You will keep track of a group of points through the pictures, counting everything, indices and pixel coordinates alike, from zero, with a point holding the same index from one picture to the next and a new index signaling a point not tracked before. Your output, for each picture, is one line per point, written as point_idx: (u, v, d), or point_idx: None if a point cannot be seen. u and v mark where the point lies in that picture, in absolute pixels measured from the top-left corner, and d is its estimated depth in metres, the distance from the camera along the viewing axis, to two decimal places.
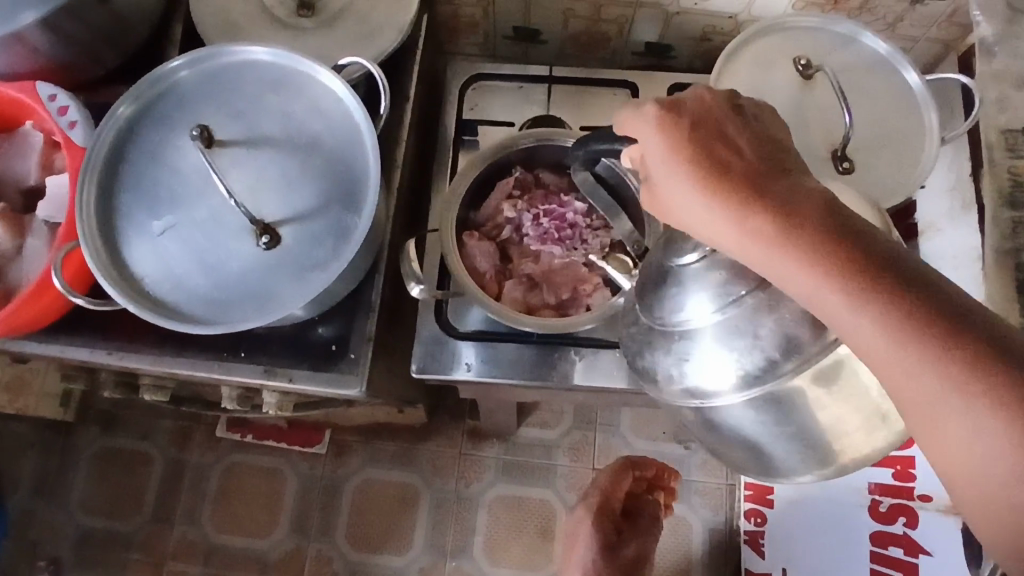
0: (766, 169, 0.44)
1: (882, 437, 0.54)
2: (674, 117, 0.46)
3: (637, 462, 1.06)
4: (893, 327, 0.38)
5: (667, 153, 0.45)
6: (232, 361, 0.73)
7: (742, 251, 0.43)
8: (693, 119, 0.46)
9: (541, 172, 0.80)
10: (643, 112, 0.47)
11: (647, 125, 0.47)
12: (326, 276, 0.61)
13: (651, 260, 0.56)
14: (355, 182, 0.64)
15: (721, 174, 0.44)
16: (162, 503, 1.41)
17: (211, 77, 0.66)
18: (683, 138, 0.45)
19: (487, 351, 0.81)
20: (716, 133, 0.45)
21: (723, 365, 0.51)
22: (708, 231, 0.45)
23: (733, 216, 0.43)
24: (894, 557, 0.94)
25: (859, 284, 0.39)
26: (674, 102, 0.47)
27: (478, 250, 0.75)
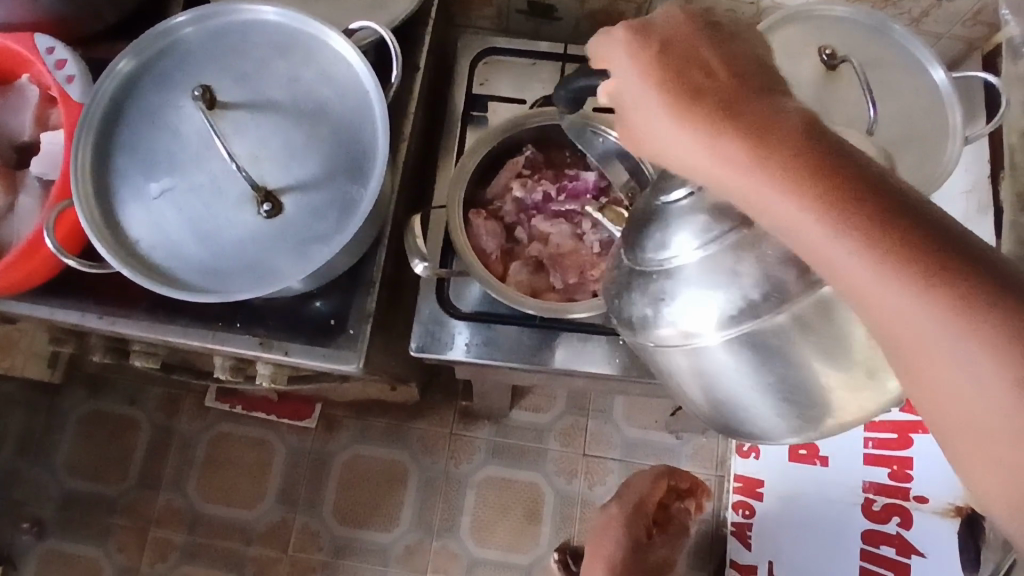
0: (745, 90, 0.43)
1: (868, 396, 0.51)
2: (644, 41, 0.45)
3: (681, 472, 1.11)
4: (875, 258, 0.37)
5: (641, 79, 0.44)
6: (227, 331, 0.72)
7: (722, 179, 0.42)
8: (664, 42, 0.44)
9: (551, 152, 0.78)
10: (615, 37, 0.46)
11: (618, 55, 0.45)
12: (328, 249, 0.59)
13: (638, 205, 0.54)
14: (364, 154, 0.62)
15: (697, 96, 0.43)
16: (148, 469, 1.40)
17: (216, 34, 0.64)
18: (653, 64, 0.44)
19: (486, 332, 0.79)
20: (687, 57, 0.44)
21: (705, 305, 0.49)
22: (686, 159, 0.44)
23: (713, 144, 0.42)
24: (884, 557, 0.93)
25: (837, 214, 0.38)
26: (644, 25, 0.45)
27: (484, 229, 0.73)
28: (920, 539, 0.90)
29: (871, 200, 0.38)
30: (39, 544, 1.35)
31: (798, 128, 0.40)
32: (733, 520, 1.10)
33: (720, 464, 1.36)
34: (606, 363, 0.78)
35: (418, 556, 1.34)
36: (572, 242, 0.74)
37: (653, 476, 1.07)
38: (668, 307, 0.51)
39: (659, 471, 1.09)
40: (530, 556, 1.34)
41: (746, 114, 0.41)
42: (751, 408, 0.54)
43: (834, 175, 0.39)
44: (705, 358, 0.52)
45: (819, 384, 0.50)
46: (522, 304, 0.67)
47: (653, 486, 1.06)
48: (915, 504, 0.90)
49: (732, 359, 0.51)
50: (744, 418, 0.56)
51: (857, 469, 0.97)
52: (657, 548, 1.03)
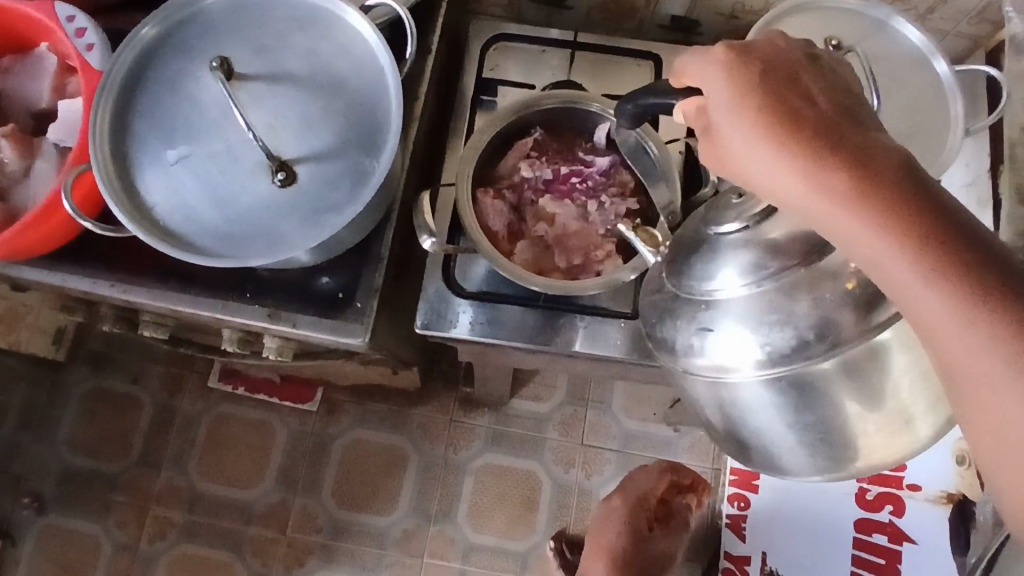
0: (843, 119, 0.42)
1: (903, 441, 0.55)
2: (745, 59, 0.43)
3: (682, 470, 1.11)
4: (964, 306, 0.38)
5: (738, 98, 0.43)
6: (238, 302, 0.73)
7: (809, 206, 0.42)
8: (765, 62, 0.43)
9: (560, 133, 0.78)
10: (711, 54, 0.44)
11: (713, 70, 0.44)
12: (340, 219, 0.60)
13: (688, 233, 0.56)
14: (378, 127, 0.63)
15: (798, 121, 0.42)
16: (149, 447, 1.41)
17: (235, 8, 0.65)
18: (751, 83, 0.43)
19: (490, 312, 0.80)
20: (786, 80, 0.43)
21: (745, 342, 0.51)
22: (772, 182, 0.43)
23: (810, 172, 0.41)
24: (877, 544, 0.95)
25: (931, 257, 0.38)
26: (744, 44, 0.44)
27: (492, 208, 0.74)
28: (915, 529, 0.93)
29: (965, 247, 0.38)
30: (39, 519, 1.37)
31: (897, 166, 0.40)
32: (727, 513, 1.04)
33: (716, 457, 1.38)
34: (608, 344, 0.79)
35: (415, 540, 1.35)
36: (579, 223, 0.74)
37: (656, 470, 1.09)
38: (710, 340, 0.53)
39: (660, 471, 1.10)
40: (526, 544, 1.35)
41: (847, 145, 0.41)
42: (781, 444, 0.57)
43: (931, 219, 0.39)
44: (738, 392, 0.54)
45: (858, 428, 0.53)
46: (533, 283, 0.69)
47: (657, 482, 1.08)
48: (908, 491, 0.94)
49: (770, 396, 0.53)
50: (772, 454, 0.59)
51: None
52: (657, 540, 1.04)
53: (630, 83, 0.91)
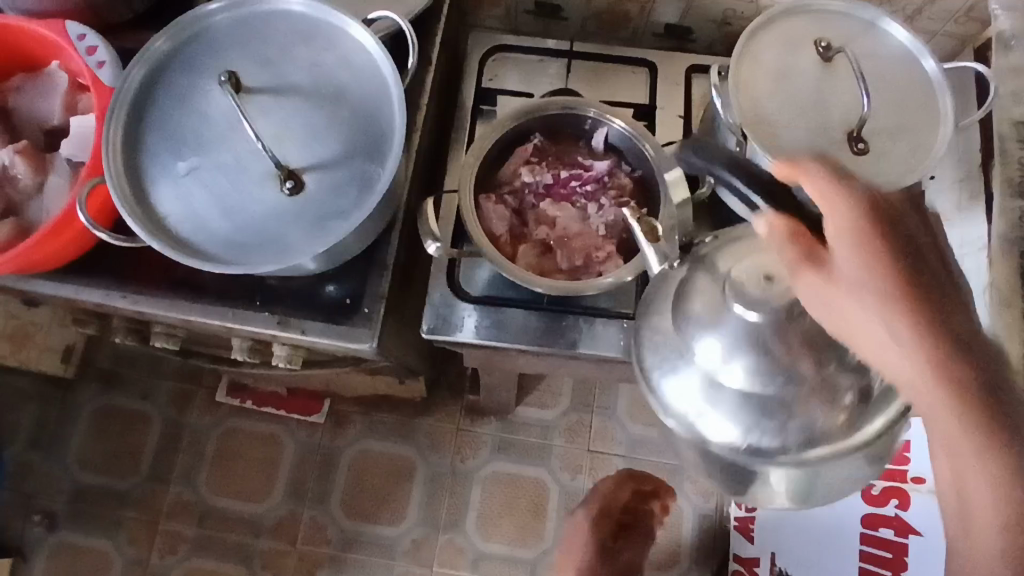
0: (961, 302, 0.42)
1: (846, 484, 0.64)
2: (882, 219, 0.43)
3: (631, 475, 1.12)
4: (1014, 502, 0.41)
5: (871, 258, 0.42)
6: (248, 310, 0.74)
7: (911, 374, 0.42)
8: (896, 225, 0.43)
9: (559, 139, 0.80)
10: (848, 199, 0.43)
11: (849, 220, 0.43)
12: (347, 224, 0.61)
13: (699, 278, 0.57)
14: (382, 134, 0.64)
15: (924, 297, 0.41)
16: (159, 462, 1.43)
17: (241, 24, 0.67)
18: (884, 246, 0.42)
19: (494, 315, 0.82)
20: (914, 247, 0.42)
21: (734, 419, 0.57)
22: (874, 340, 0.43)
23: (923, 350, 0.41)
24: (883, 538, 0.94)
25: (1000, 452, 0.41)
26: (881, 201, 0.43)
27: (494, 213, 0.75)
28: (920, 522, 0.91)
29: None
30: (50, 536, 1.37)
31: (990, 364, 0.42)
32: (737, 515, 1.09)
33: None
34: (610, 344, 0.80)
35: (425, 550, 1.36)
36: (579, 225, 0.76)
37: (611, 482, 1.09)
38: (700, 408, 0.59)
39: (614, 480, 1.09)
40: (536, 551, 1.35)
41: (963, 332, 0.41)
42: (740, 483, 0.66)
43: (1007, 420, 0.41)
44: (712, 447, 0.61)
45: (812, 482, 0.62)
46: (538, 286, 0.70)
47: (611, 490, 1.08)
48: (914, 486, 0.92)
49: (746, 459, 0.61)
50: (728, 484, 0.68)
51: None
52: (624, 551, 1.04)
53: (626, 89, 0.93)
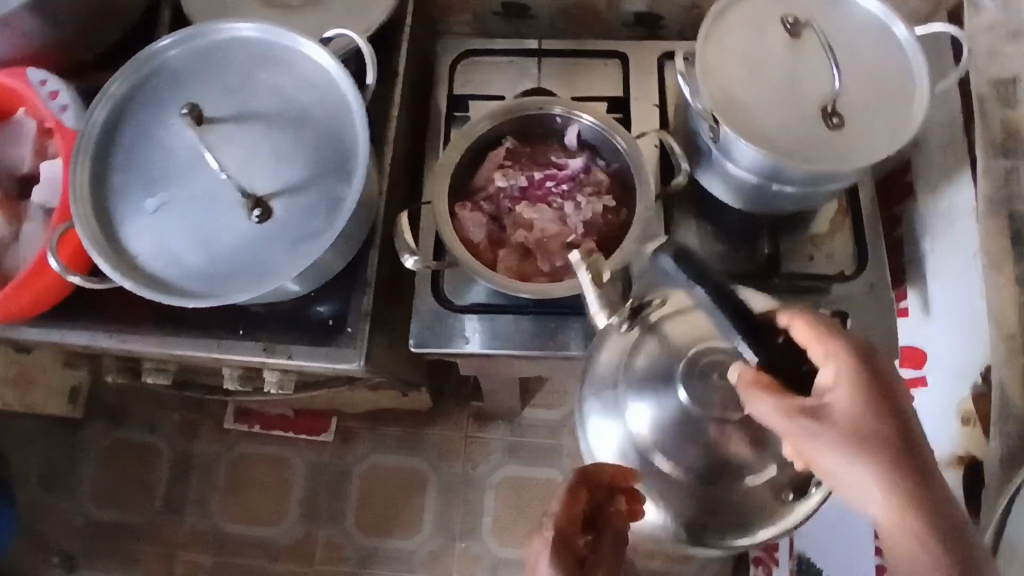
0: (929, 460, 0.47)
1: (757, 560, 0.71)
2: (865, 372, 0.48)
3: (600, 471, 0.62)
4: None
5: (852, 406, 0.47)
6: (232, 339, 0.74)
7: (889, 516, 0.46)
8: (878, 381, 0.48)
9: (531, 140, 0.79)
10: (835, 353, 0.49)
11: (835, 371, 0.48)
12: (318, 246, 0.61)
13: (640, 355, 0.62)
14: (347, 153, 0.64)
15: (898, 450, 0.46)
16: (171, 494, 1.50)
17: (198, 55, 0.67)
18: (863, 397, 0.47)
19: (484, 323, 0.81)
20: (890, 403, 0.48)
21: (665, 488, 0.62)
22: (853, 483, 0.47)
23: (895, 496, 0.46)
24: None
25: None
26: (867, 356, 0.49)
27: (471, 220, 0.74)
28: None
29: None
30: None
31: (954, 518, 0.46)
32: None
33: None
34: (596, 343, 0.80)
35: (441, 560, 1.45)
36: (557, 226, 0.75)
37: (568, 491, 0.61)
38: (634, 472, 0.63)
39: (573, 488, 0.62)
40: None
41: (931, 485, 0.46)
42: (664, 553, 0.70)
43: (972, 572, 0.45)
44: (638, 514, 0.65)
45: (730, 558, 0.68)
46: (521, 291, 0.69)
47: (568, 513, 0.61)
48: None
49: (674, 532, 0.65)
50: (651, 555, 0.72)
51: None
52: None
53: (599, 82, 0.92)
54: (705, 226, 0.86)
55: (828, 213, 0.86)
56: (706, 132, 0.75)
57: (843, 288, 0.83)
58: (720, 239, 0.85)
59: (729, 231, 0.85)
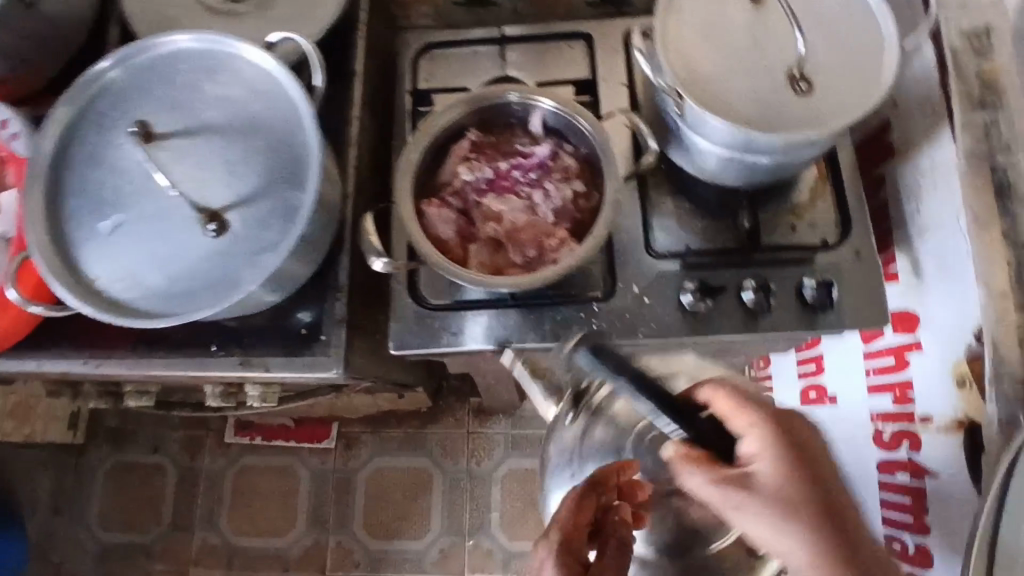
0: (845, 511, 0.58)
1: None
2: (782, 437, 0.60)
3: (603, 476, 0.70)
4: None
5: (774, 470, 0.58)
6: (207, 356, 0.73)
7: (815, 565, 0.56)
8: (795, 444, 0.60)
9: (495, 131, 0.77)
10: (755, 425, 0.61)
11: (756, 441, 0.60)
12: (277, 256, 0.59)
13: (595, 432, 0.77)
14: (301, 159, 0.62)
15: (814, 505, 0.57)
16: (179, 512, 1.51)
17: (143, 70, 0.65)
18: (781, 463, 0.59)
19: (463, 319, 0.80)
20: (807, 462, 0.59)
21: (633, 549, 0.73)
22: (782, 538, 0.57)
23: (815, 545, 0.56)
24: (902, 484, 0.84)
25: None
26: (783, 422, 0.61)
27: (438, 217, 0.72)
28: (931, 461, 0.80)
29: None
30: None
31: (870, 559, 0.56)
32: None
33: None
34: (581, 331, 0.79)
35: (452, 559, 1.44)
36: (527, 216, 0.73)
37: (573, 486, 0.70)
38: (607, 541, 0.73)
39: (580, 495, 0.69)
40: None
41: (846, 532, 0.57)
42: None
43: None
44: None
45: None
46: (495, 287, 0.68)
47: (574, 520, 0.67)
48: (920, 425, 0.81)
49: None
50: None
51: (863, 401, 0.91)
52: None
53: (566, 64, 0.90)
54: (683, 204, 0.83)
55: (808, 179, 0.84)
56: (672, 109, 0.74)
57: (830, 256, 0.80)
58: (700, 217, 0.83)
59: (708, 207, 0.83)
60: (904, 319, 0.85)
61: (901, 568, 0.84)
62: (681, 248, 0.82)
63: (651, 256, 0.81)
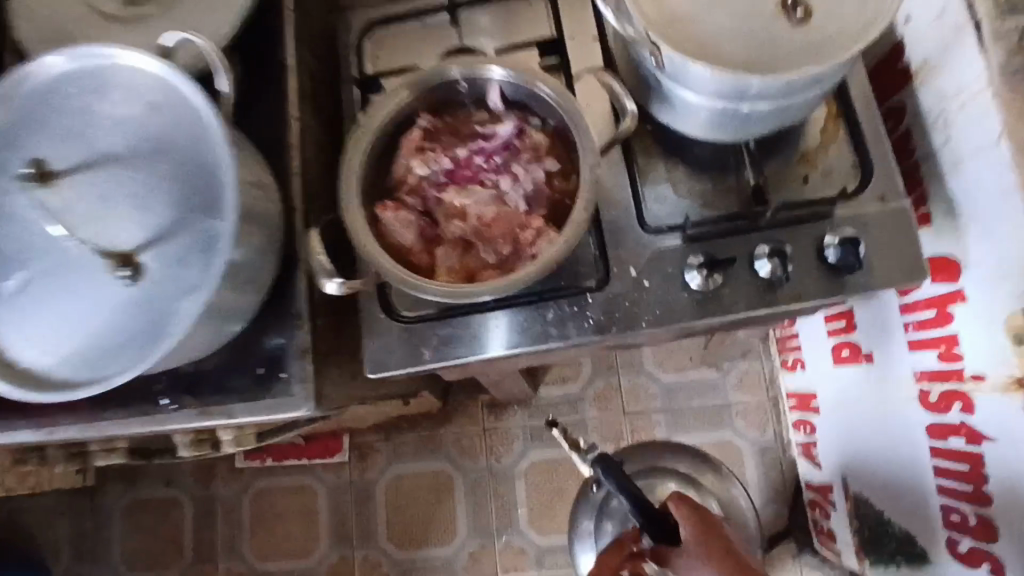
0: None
1: None
2: (700, 518, 0.66)
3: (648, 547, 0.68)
4: None
5: (695, 538, 0.64)
6: (163, 412, 0.65)
7: None
8: (711, 524, 0.66)
9: (450, 113, 0.66)
10: (679, 508, 0.68)
11: (680, 516, 0.67)
12: (201, 301, 0.52)
13: (612, 502, 0.81)
14: (216, 181, 0.54)
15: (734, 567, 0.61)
16: (201, 543, 1.46)
17: (26, 98, 0.56)
18: (701, 533, 0.65)
19: (444, 330, 0.71)
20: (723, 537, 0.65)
21: None
22: None
23: None
24: (956, 450, 0.76)
25: None
26: (699, 508, 0.68)
27: (396, 221, 0.63)
28: (987, 424, 0.71)
29: None
30: None
31: None
32: (802, 440, 1.26)
33: (768, 384, 1.36)
34: (576, 329, 0.70)
35: (484, 560, 1.39)
36: (496, 207, 0.64)
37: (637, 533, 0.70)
38: None
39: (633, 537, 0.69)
40: None
41: None
42: None
43: None
44: None
45: None
46: (469, 297, 0.58)
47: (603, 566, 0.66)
48: (971, 385, 0.72)
49: None
50: None
51: (908, 360, 0.84)
52: None
53: (527, 23, 0.79)
54: (676, 169, 0.73)
55: (816, 122, 0.73)
56: (650, 62, 0.63)
57: (849, 207, 0.70)
58: (697, 180, 0.73)
59: (706, 169, 0.73)
60: (947, 266, 0.75)
61: (962, 542, 0.76)
62: (680, 219, 0.72)
63: (647, 232, 0.71)
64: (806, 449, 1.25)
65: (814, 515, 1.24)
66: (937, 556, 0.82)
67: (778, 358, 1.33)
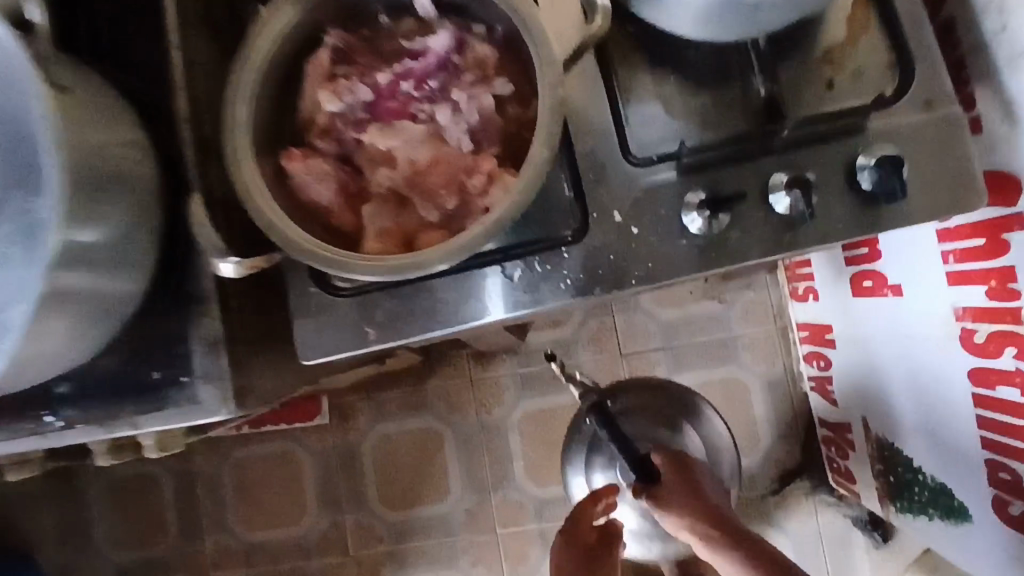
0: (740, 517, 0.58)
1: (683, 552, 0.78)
2: (682, 462, 0.65)
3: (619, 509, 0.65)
4: None
5: (675, 473, 0.63)
6: (52, 430, 0.53)
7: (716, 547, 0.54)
8: (693, 468, 0.64)
9: (372, 26, 0.51)
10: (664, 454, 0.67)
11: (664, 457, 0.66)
12: (26, 303, 0.42)
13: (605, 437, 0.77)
14: (33, 149, 0.43)
15: (712, 503, 0.58)
16: (184, 518, 1.38)
17: None
18: (681, 471, 0.63)
19: (390, 303, 0.58)
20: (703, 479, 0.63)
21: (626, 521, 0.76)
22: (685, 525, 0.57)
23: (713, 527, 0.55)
24: (1007, 401, 0.66)
25: None
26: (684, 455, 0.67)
27: (308, 174, 0.48)
28: None
29: None
30: None
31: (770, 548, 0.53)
32: (815, 374, 1.15)
33: (777, 314, 1.24)
34: (551, 291, 0.57)
35: (481, 517, 1.32)
36: (434, 146, 0.48)
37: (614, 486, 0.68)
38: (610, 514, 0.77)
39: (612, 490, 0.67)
40: None
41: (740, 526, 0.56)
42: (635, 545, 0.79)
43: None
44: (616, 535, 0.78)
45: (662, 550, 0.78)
46: (410, 269, 0.45)
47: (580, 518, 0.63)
48: None
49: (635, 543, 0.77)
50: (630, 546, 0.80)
51: (946, 295, 0.72)
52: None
53: None
54: (666, 81, 0.58)
55: (843, 8, 0.57)
56: None
57: (885, 118, 0.56)
58: (692, 95, 0.57)
59: (704, 78, 0.57)
60: (1003, 186, 0.62)
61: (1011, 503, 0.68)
62: (672, 146, 0.57)
63: (633, 165, 0.56)
64: (820, 384, 1.15)
65: (830, 453, 1.16)
66: (976, 511, 0.75)
67: (788, 286, 1.21)
